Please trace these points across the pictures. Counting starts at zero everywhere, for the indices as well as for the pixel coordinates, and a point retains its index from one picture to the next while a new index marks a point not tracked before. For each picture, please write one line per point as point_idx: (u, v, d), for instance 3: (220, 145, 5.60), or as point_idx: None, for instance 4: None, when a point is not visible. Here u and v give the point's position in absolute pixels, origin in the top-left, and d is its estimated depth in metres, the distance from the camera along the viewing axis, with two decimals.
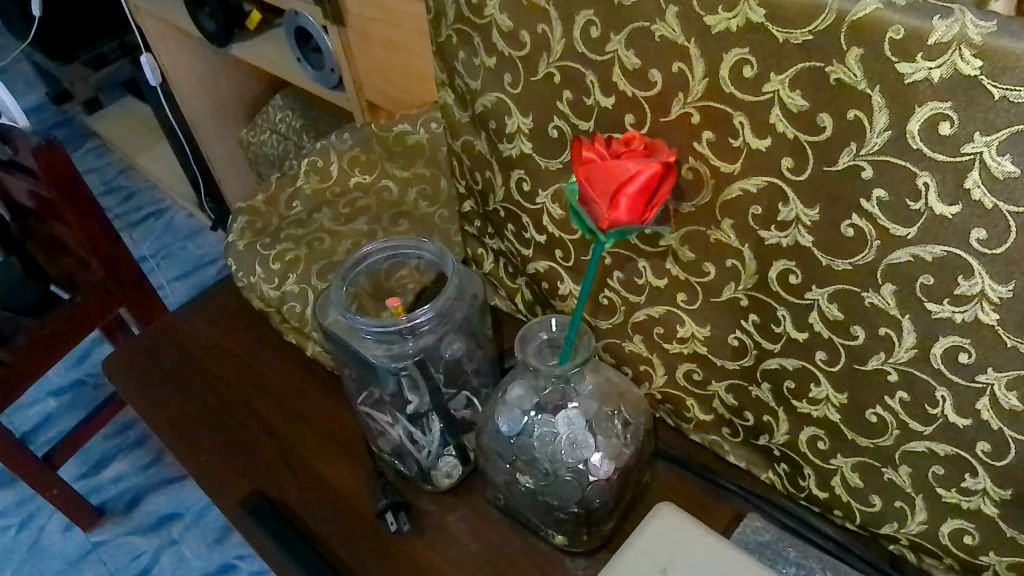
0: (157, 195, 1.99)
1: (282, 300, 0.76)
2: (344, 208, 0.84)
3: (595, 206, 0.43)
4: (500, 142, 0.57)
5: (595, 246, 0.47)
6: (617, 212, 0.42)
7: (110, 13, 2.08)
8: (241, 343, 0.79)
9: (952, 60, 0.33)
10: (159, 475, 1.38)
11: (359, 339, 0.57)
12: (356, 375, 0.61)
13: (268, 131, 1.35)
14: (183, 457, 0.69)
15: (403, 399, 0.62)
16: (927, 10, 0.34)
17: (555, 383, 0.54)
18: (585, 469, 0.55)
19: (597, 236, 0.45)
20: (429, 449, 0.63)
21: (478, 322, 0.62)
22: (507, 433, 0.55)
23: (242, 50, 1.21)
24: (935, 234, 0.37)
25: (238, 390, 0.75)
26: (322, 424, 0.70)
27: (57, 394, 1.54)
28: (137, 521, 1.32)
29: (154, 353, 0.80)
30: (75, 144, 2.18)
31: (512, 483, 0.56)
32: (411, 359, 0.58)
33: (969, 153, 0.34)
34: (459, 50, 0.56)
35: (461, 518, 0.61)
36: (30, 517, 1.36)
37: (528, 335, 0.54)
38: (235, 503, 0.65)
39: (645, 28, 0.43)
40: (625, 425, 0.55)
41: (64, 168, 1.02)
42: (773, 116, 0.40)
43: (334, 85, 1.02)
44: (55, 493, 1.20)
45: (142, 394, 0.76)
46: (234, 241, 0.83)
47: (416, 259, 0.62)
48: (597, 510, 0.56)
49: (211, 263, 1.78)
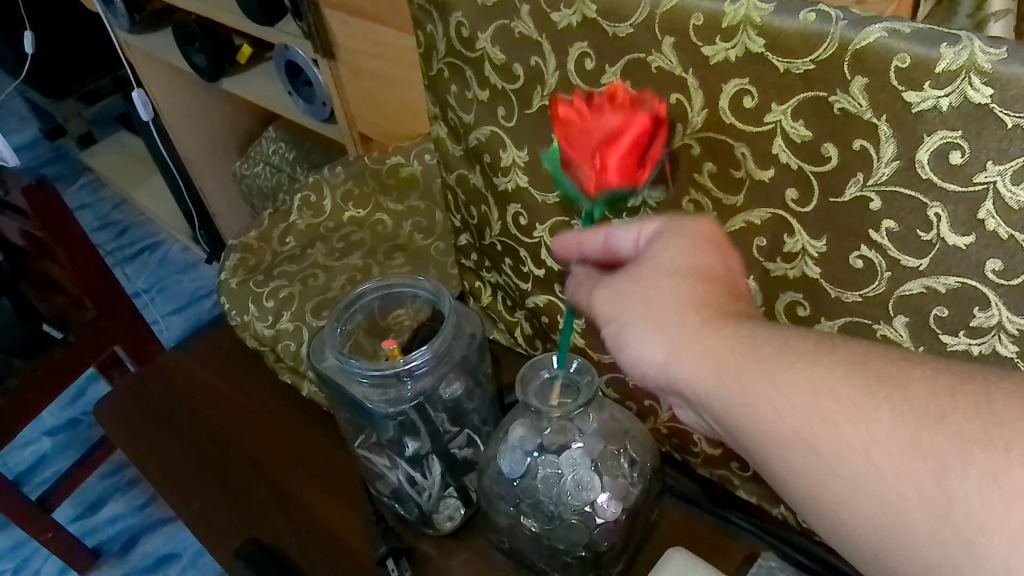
0: (151, 229, 1.98)
1: (277, 339, 0.75)
2: (338, 242, 0.83)
3: (580, 169, 0.39)
4: (495, 176, 0.56)
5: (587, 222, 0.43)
6: (605, 175, 0.37)
7: (102, 48, 2.09)
8: (234, 384, 0.78)
9: (962, 89, 0.32)
10: (156, 514, 1.35)
11: (353, 383, 0.55)
12: (351, 418, 0.59)
13: (261, 163, 1.34)
14: (177, 505, 0.68)
15: (401, 442, 0.60)
16: (932, 38, 0.33)
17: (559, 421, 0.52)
18: (592, 511, 0.53)
19: (586, 208, 0.41)
20: (430, 492, 0.60)
21: (478, 360, 0.60)
22: (510, 475, 0.53)
23: (233, 84, 1.20)
24: (948, 265, 0.36)
25: (231, 433, 0.73)
26: (317, 465, 0.68)
27: (51, 433, 1.51)
28: (134, 562, 1.30)
29: (146, 394, 0.78)
30: (67, 181, 2.17)
31: (516, 526, 0.55)
32: (409, 404, 0.56)
33: (981, 182, 0.33)
34: (450, 84, 0.55)
35: (465, 562, 0.60)
36: (24, 561, 1.33)
37: (530, 374, 0.52)
38: (232, 553, 0.63)
39: (641, 59, 0.42)
40: (632, 463, 0.54)
41: (55, 208, 1.01)
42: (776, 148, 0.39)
43: (326, 118, 1.01)
44: (49, 537, 1.17)
45: (134, 439, 0.74)
46: (226, 279, 0.82)
47: (412, 297, 0.61)
48: (606, 553, 0.54)
49: (205, 296, 1.77)
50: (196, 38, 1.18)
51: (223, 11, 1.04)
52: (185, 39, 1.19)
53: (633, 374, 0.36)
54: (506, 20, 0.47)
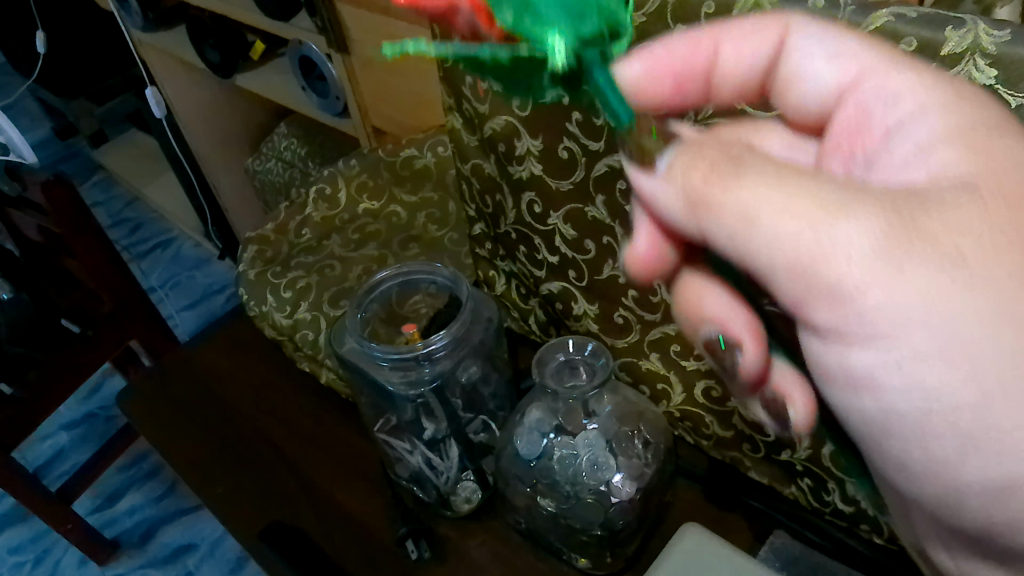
0: (164, 225, 2.01)
1: (295, 328, 0.76)
2: (353, 233, 0.85)
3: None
4: (510, 164, 0.57)
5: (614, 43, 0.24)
6: None
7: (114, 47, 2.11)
8: (254, 373, 0.79)
9: (967, 70, 0.33)
10: (173, 505, 1.37)
11: (375, 367, 0.56)
12: (372, 401, 0.61)
13: (274, 158, 1.35)
14: (201, 490, 0.69)
15: (419, 424, 0.62)
16: (939, 21, 0.34)
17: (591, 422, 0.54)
18: (607, 490, 0.54)
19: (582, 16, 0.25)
20: (448, 475, 0.62)
21: (495, 345, 0.62)
22: (527, 456, 0.55)
23: (246, 80, 1.22)
24: None
25: (252, 420, 0.74)
26: (337, 451, 0.69)
27: (69, 427, 1.54)
28: (152, 553, 1.31)
29: (168, 384, 0.80)
30: (80, 178, 2.19)
31: (533, 507, 0.56)
32: (427, 386, 0.58)
33: None
34: (465, 75, 0.56)
35: (483, 543, 0.61)
36: (44, 553, 1.36)
37: (545, 357, 0.54)
38: (255, 535, 0.64)
39: None
40: (646, 445, 0.55)
41: (73, 203, 1.01)
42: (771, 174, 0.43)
43: (339, 112, 1.03)
44: (70, 527, 1.19)
45: (158, 427, 0.76)
46: (244, 270, 0.83)
47: (429, 283, 0.63)
48: (622, 532, 0.55)
49: (219, 291, 1.78)
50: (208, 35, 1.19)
51: (236, 7, 1.05)
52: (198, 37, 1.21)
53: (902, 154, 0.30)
54: None
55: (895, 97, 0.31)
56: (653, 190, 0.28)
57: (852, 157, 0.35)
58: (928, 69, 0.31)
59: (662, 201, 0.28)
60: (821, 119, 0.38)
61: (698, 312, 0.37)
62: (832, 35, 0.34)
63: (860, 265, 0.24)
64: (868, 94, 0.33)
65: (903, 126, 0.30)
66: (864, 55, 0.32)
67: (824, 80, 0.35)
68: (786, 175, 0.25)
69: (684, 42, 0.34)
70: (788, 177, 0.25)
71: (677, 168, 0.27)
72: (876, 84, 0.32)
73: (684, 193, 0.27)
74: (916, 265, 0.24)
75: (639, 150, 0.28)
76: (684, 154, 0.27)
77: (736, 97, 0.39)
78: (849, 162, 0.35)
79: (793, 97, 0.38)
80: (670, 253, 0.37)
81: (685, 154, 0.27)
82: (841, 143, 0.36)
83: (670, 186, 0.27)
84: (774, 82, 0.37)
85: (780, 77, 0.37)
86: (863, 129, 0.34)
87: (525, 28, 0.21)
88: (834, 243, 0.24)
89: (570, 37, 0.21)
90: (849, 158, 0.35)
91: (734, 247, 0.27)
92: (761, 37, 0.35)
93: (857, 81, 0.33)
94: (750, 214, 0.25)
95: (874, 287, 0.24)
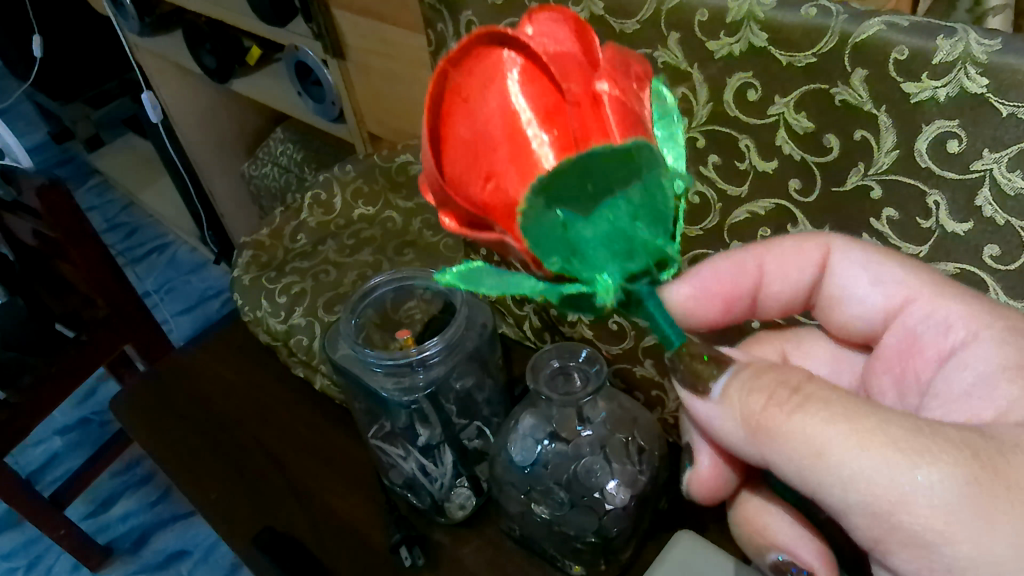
0: (159, 230, 2.00)
1: (289, 334, 0.76)
2: (348, 238, 0.85)
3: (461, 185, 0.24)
4: None
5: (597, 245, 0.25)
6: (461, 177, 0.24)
7: (111, 52, 2.11)
8: (248, 378, 0.79)
9: (959, 78, 0.33)
10: (167, 511, 1.37)
11: (369, 373, 0.56)
12: (366, 408, 0.61)
13: (270, 163, 1.35)
14: (194, 496, 0.69)
15: (413, 431, 0.62)
16: (930, 30, 0.34)
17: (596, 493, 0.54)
18: (601, 497, 0.54)
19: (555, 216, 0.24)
20: (441, 481, 0.61)
21: (489, 352, 0.62)
22: (522, 463, 0.55)
23: (242, 85, 1.22)
24: (947, 251, 0.38)
25: (246, 425, 0.74)
26: (331, 457, 0.69)
27: (63, 432, 1.53)
28: (145, 559, 1.31)
29: (162, 389, 0.80)
30: (77, 182, 2.19)
31: (527, 514, 0.56)
32: (422, 393, 0.57)
33: (978, 170, 0.34)
34: None
35: (476, 550, 0.61)
36: (37, 559, 1.35)
37: (540, 363, 0.54)
38: (248, 541, 0.64)
39: (649, 54, 0.43)
40: (640, 451, 0.55)
41: (69, 208, 1.01)
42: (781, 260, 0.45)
43: (335, 118, 1.03)
44: (62, 533, 1.19)
45: (151, 432, 0.76)
46: (239, 276, 0.84)
47: (423, 288, 0.63)
48: (616, 539, 0.55)
49: (214, 296, 1.78)
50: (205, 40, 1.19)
51: (233, 12, 1.06)
52: (194, 41, 1.21)
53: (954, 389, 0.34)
54: (515, 18, 0.49)
55: (943, 325, 0.35)
56: (709, 415, 0.32)
57: (902, 378, 0.38)
58: (973, 298, 0.34)
59: (721, 427, 0.32)
60: (867, 340, 0.41)
61: (762, 535, 0.39)
62: (873, 260, 0.38)
63: (944, 515, 0.25)
64: (916, 318, 0.37)
65: (957, 352, 0.34)
66: (908, 284, 0.37)
67: (869, 303, 0.39)
68: (856, 413, 0.27)
69: (728, 265, 0.39)
70: (856, 413, 0.27)
71: (735, 398, 0.31)
72: (923, 310, 0.36)
73: (743, 417, 0.30)
74: (1004, 519, 0.25)
75: (693, 373, 0.32)
76: (740, 381, 0.31)
77: (784, 311, 0.43)
78: (902, 385, 0.38)
79: (839, 319, 0.41)
80: (732, 477, 0.40)
81: (741, 383, 0.31)
82: (890, 363, 0.39)
83: (727, 414, 0.31)
84: (821, 302, 0.41)
85: (826, 298, 0.41)
86: (913, 354, 0.37)
87: (573, 268, 0.25)
88: (919, 492, 0.26)
89: (616, 272, 0.26)
90: (902, 381, 0.38)
91: (802, 481, 0.28)
92: (804, 256, 0.39)
93: (902, 304, 0.37)
94: (822, 451, 0.27)
95: (962, 537, 0.25)
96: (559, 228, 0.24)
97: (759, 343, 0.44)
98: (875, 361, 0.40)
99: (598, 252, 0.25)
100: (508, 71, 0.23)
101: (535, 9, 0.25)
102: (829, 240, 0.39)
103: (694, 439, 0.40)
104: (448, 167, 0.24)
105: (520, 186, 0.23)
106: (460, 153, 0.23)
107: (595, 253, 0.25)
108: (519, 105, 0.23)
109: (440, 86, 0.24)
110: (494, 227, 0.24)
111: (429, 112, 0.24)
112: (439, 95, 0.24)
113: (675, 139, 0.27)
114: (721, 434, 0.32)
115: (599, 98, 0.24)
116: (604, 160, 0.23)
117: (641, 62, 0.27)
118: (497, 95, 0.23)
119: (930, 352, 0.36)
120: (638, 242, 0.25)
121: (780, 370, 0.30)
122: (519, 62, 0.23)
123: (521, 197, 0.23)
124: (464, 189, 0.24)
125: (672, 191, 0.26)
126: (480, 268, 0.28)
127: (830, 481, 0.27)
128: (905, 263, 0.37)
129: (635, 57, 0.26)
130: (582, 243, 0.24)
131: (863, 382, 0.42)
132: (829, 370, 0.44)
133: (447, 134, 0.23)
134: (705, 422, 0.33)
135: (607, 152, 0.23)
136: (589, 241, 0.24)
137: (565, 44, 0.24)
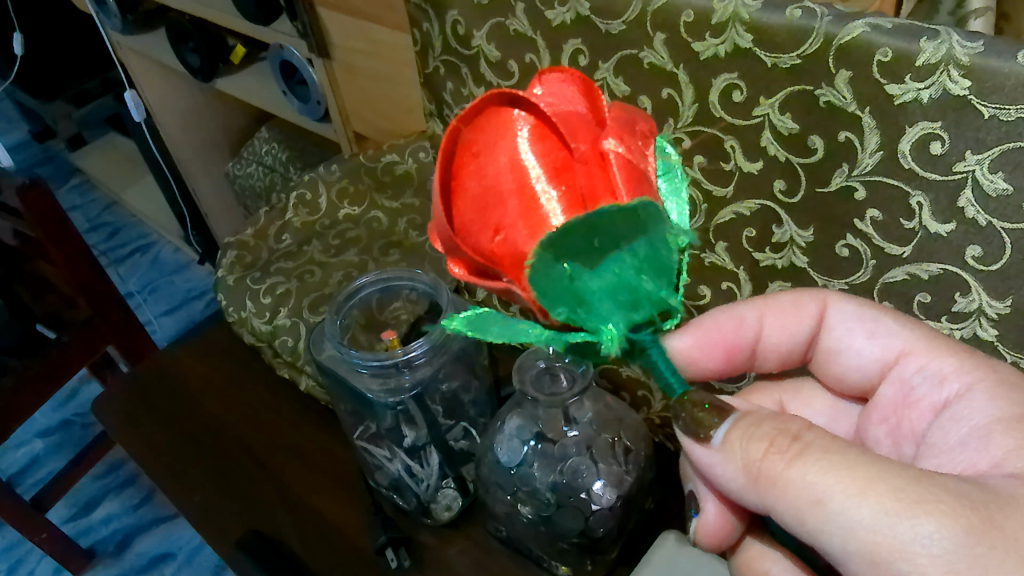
0: (143, 230, 1.99)
1: (274, 335, 0.76)
2: (334, 239, 0.85)
3: (478, 235, 0.25)
4: None
5: (611, 291, 0.26)
6: (477, 229, 0.25)
7: (93, 50, 2.09)
8: (233, 379, 0.79)
9: (941, 81, 0.33)
10: (150, 514, 1.35)
11: (355, 374, 0.56)
12: (352, 409, 0.61)
13: (254, 163, 1.34)
14: (178, 497, 0.69)
15: (399, 432, 0.61)
16: (915, 32, 0.34)
17: (578, 492, 0.54)
18: (587, 497, 0.54)
19: (569, 268, 0.25)
20: (428, 482, 0.61)
21: (475, 353, 0.62)
22: (508, 463, 0.55)
23: (226, 84, 1.21)
24: (930, 253, 0.38)
25: (230, 426, 0.74)
26: (316, 458, 0.69)
27: (44, 434, 1.51)
28: (128, 562, 1.29)
29: (145, 391, 0.79)
30: (59, 182, 2.17)
31: (513, 514, 0.56)
32: (408, 393, 0.57)
33: (960, 171, 0.35)
34: (447, 81, 0.57)
35: (462, 551, 0.61)
36: (17, 562, 1.33)
37: (526, 364, 0.54)
38: (231, 544, 0.64)
39: (633, 55, 0.44)
40: (626, 451, 0.55)
41: (50, 207, 1.00)
42: (774, 285, 0.46)
43: (321, 117, 1.03)
44: (43, 537, 1.17)
45: (134, 433, 0.75)
46: (224, 276, 0.84)
47: (408, 289, 0.62)
48: (602, 540, 0.55)
49: (198, 296, 1.77)
50: (189, 37, 1.19)
51: (216, 10, 1.05)
52: (178, 40, 1.20)
53: (939, 441, 0.35)
54: (501, 18, 0.49)
55: (938, 377, 0.37)
56: (712, 462, 0.33)
57: (900, 430, 0.40)
58: (966, 354, 0.36)
59: (723, 473, 0.33)
60: (864, 392, 0.44)
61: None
62: (869, 318, 0.40)
63: (944, 564, 0.25)
64: (910, 370, 0.39)
65: (951, 404, 0.36)
66: (904, 337, 0.39)
67: (866, 355, 0.41)
68: (856, 462, 0.28)
69: (729, 317, 0.41)
70: (857, 462, 0.28)
71: (736, 446, 0.32)
72: (918, 364, 0.38)
73: (745, 465, 0.31)
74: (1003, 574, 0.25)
75: (695, 420, 0.34)
76: (741, 429, 0.32)
77: (783, 364, 0.45)
78: (898, 433, 0.40)
79: (836, 370, 0.44)
80: (736, 522, 0.40)
81: (742, 430, 0.32)
82: (886, 413, 0.41)
83: (728, 460, 0.32)
84: (819, 355, 0.44)
85: (825, 350, 0.43)
86: (908, 406, 0.39)
87: (579, 318, 0.26)
88: (919, 541, 0.26)
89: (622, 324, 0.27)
90: (897, 431, 0.40)
91: (804, 528, 0.29)
92: (802, 313, 0.42)
93: (900, 356, 0.39)
94: (823, 498, 0.27)
95: (965, 567, 0.25)
96: (566, 280, 0.25)
97: (758, 393, 0.47)
98: (870, 411, 0.42)
99: (604, 303, 0.26)
100: (519, 129, 0.25)
101: (544, 71, 0.27)
102: (824, 296, 0.41)
103: (699, 485, 0.41)
104: (458, 217, 0.25)
105: (529, 240, 0.24)
106: (470, 206, 0.25)
107: (601, 305, 0.26)
108: (529, 161, 0.24)
109: (453, 142, 0.25)
110: (501, 275, 0.26)
111: (442, 167, 0.25)
112: (453, 150, 0.25)
113: (679, 193, 0.28)
114: (723, 482, 0.33)
115: (606, 155, 0.25)
116: (612, 217, 0.24)
117: (646, 120, 0.28)
118: (506, 152, 0.24)
119: (924, 405, 0.38)
120: (644, 294, 0.27)
121: (781, 418, 0.31)
122: (529, 120, 0.25)
123: (529, 251, 0.24)
124: (473, 239, 0.25)
125: (678, 244, 0.27)
126: (486, 316, 0.30)
127: (831, 530, 0.27)
128: (898, 318, 0.39)
129: (641, 115, 0.28)
130: (589, 295, 0.25)
131: (858, 431, 0.44)
132: (827, 420, 0.46)
133: (458, 188, 0.25)
134: (707, 468, 0.34)
135: (615, 210, 0.24)
136: (595, 292, 0.26)
137: (574, 103, 0.26)
